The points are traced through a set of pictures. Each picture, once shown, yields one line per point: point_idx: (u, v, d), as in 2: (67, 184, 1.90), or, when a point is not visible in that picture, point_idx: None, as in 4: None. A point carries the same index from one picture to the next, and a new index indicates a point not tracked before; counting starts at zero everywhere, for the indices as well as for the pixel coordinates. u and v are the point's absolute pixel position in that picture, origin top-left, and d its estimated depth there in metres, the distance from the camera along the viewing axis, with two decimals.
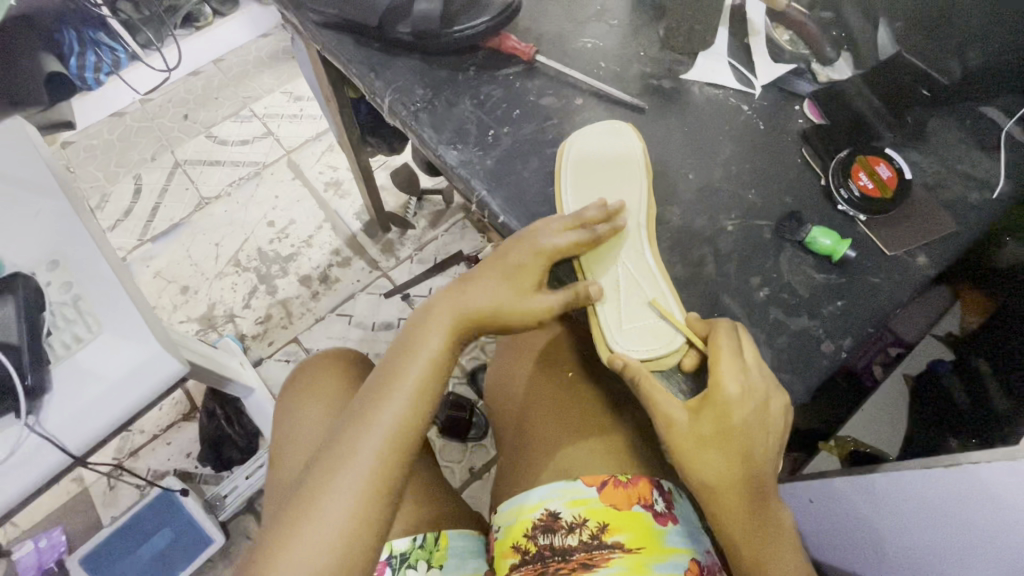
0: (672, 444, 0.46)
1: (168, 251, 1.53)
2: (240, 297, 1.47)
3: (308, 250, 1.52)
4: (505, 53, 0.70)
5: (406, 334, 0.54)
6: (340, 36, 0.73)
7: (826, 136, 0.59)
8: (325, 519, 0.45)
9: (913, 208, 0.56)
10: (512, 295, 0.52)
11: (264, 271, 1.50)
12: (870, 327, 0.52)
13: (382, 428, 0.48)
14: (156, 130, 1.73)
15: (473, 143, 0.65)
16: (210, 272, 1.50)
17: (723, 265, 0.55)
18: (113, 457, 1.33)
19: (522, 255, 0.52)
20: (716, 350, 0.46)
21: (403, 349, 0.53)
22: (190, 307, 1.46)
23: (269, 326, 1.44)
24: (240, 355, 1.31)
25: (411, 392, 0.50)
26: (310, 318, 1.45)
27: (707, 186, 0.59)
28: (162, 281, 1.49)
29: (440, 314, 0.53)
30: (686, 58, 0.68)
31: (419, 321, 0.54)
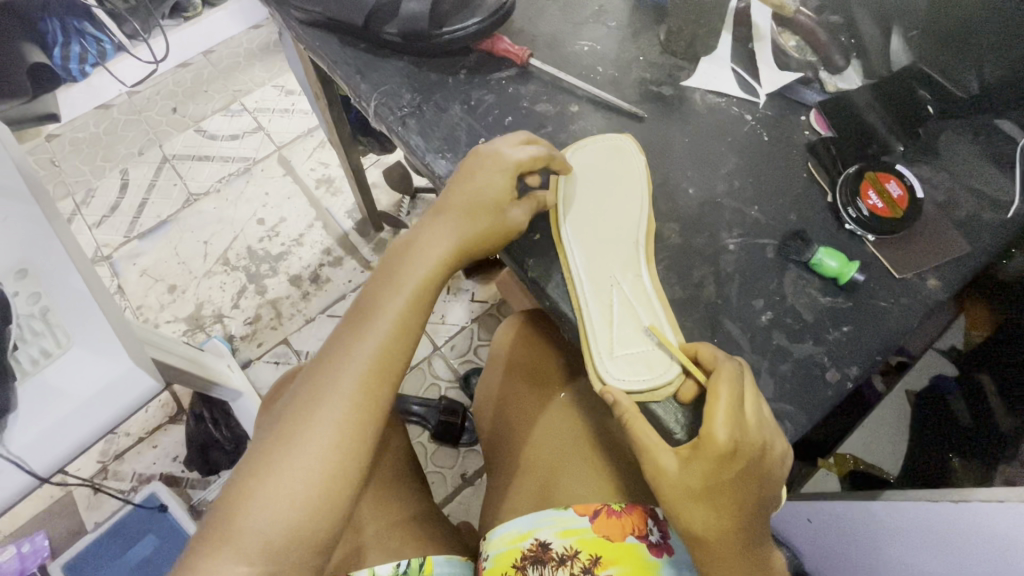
0: (660, 492, 0.44)
1: (155, 249, 1.49)
2: (229, 297, 1.44)
3: (299, 249, 1.49)
4: (498, 56, 0.67)
5: (380, 271, 0.53)
6: (326, 35, 0.69)
7: (833, 149, 0.57)
8: (305, 450, 0.44)
9: (924, 227, 0.53)
10: (486, 219, 0.52)
11: (253, 270, 1.47)
12: (879, 354, 0.49)
13: (363, 358, 0.48)
14: (144, 124, 1.69)
15: (463, 151, 0.62)
16: (198, 270, 1.47)
17: (725, 287, 0.52)
18: (98, 461, 1.30)
19: (489, 176, 0.53)
20: (713, 395, 0.42)
21: (378, 285, 0.52)
22: (177, 306, 1.43)
23: (258, 328, 1.40)
24: (228, 357, 1.28)
25: (390, 322, 0.50)
26: (300, 318, 1.41)
27: (708, 201, 0.56)
28: (149, 279, 1.46)
29: (414, 250, 0.53)
30: (688, 63, 0.65)
31: (391, 259, 0.54)
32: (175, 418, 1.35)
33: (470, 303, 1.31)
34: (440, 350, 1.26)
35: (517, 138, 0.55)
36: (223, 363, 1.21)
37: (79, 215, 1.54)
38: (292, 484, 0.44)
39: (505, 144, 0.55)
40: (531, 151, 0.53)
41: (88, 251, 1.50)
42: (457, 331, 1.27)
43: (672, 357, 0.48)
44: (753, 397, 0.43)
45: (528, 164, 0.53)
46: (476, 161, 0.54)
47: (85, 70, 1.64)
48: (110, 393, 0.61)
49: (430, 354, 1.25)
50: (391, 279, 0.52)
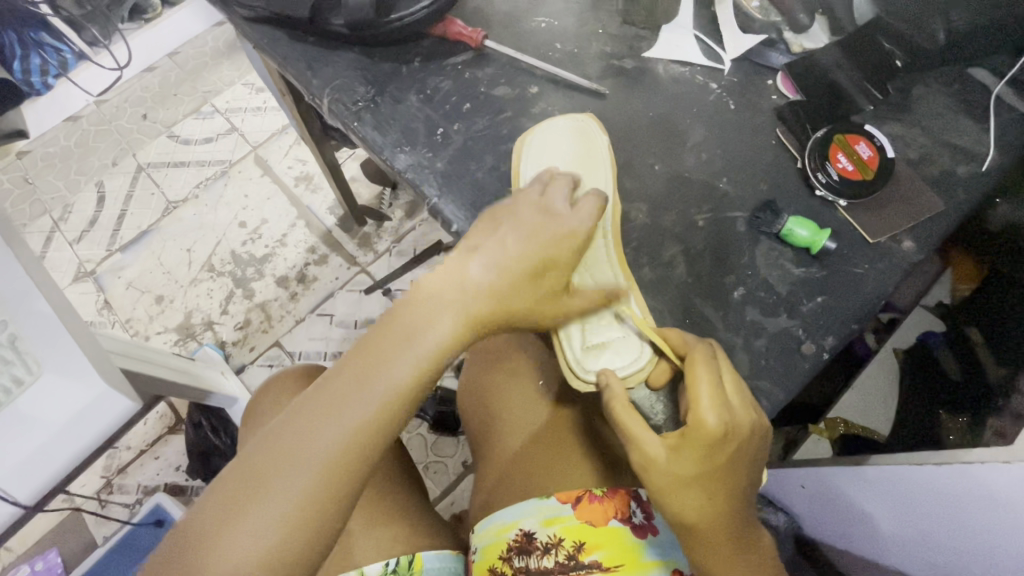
0: (651, 484, 0.42)
1: (139, 261, 1.47)
2: (217, 303, 1.42)
3: (283, 250, 1.47)
4: (452, 40, 0.64)
5: (393, 313, 0.42)
6: (273, 31, 0.67)
7: (802, 112, 0.55)
8: (273, 504, 0.37)
9: (896, 187, 0.52)
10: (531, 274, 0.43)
11: (239, 275, 1.45)
12: (856, 323, 0.48)
13: (355, 414, 0.39)
14: (115, 133, 1.65)
15: (422, 143, 0.60)
16: (183, 279, 1.45)
17: (698, 264, 0.51)
18: (102, 476, 1.30)
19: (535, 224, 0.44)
20: (693, 383, 0.41)
21: (388, 332, 0.41)
22: (166, 316, 1.41)
23: (249, 332, 1.40)
24: (220, 364, 1.27)
25: (396, 386, 0.40)
26: (290, 320, 1.40)
27: (675, 176, 0.55)
28: (135, 291, 1.44)
29: (442, 306, 0.42)
30: (649, 33, 0.62)
31: (409, 302, 0.42)
32: (176, 427, 1.35)
33: None
34: None
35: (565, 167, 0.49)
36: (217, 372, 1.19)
37: (58, 230, 1.52)
38: (250, 546, 0.36)
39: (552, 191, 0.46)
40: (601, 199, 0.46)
41: (71, 268, 1.48)
42: None
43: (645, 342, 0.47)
44: (731, 377, 0.43)
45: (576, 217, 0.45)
46: (532, 197, 0.46)
47: (47, 83, 1.61)
48: (84, 418, 0.60)
49: None
50: (406, 331, 0.41)
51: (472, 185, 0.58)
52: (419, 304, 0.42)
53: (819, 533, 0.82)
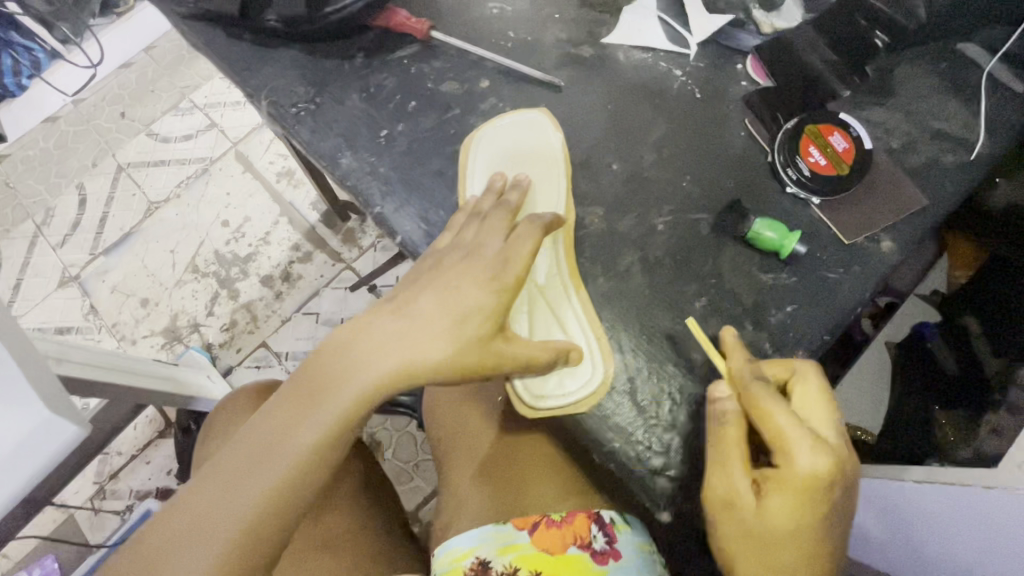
0: (744, 534, 0.36)
1: (123, 263, 1.36)
2: (202, 304, 1.32)
3: (267, 248, 1.36)
4: (396, 32, 0.59)
5: (301, 369, 0.37)
6: (208, 29, 0.62)
7: (772, 100, 0.50)
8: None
9: (874, 182, 0.47)
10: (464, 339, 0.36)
11: (223, 275, 1.35)
12: (829, 334, 0.44)
13: (263, 492, 0.34)
14: (94, 133, 1.51)
15: (364, 147, 0.56)
16: (167, 280, 1.34)
17: (656, 273, 0.47)
18: (95, 483, 1.20)
19: (472, 280, 0.37)
20: (771, 417, 0.36)
21: (297, 389, 0.36)
22: (154, 318, 1.32)
23: (235, 333, 1.30)
24: (206, 368, 1.15)
25: (301, 452, 0.35)
26: (276, 319, 1.31)
27: (634, 175, 0.51)
28: (120, 295, 1.34)
29: (351, 360, 0.36)
30: (609, 16, 0.57)
31: (318, 357, 0.37)
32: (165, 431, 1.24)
33: None
34: None
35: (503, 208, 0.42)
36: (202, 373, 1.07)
37: (41, 233, 1.41)
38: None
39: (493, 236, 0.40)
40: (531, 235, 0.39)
41: (50, 272, 1.39)
42: None
43: (600, 361, 0.43)
44: (815, 411, 0.38)
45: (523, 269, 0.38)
46: (462, 239, 0.41)
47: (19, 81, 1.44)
48: None
49: None
50: (313, 390, 0.36)
51: (418, 190, 0.54)
52: (328, 357, 0.36)
53: None
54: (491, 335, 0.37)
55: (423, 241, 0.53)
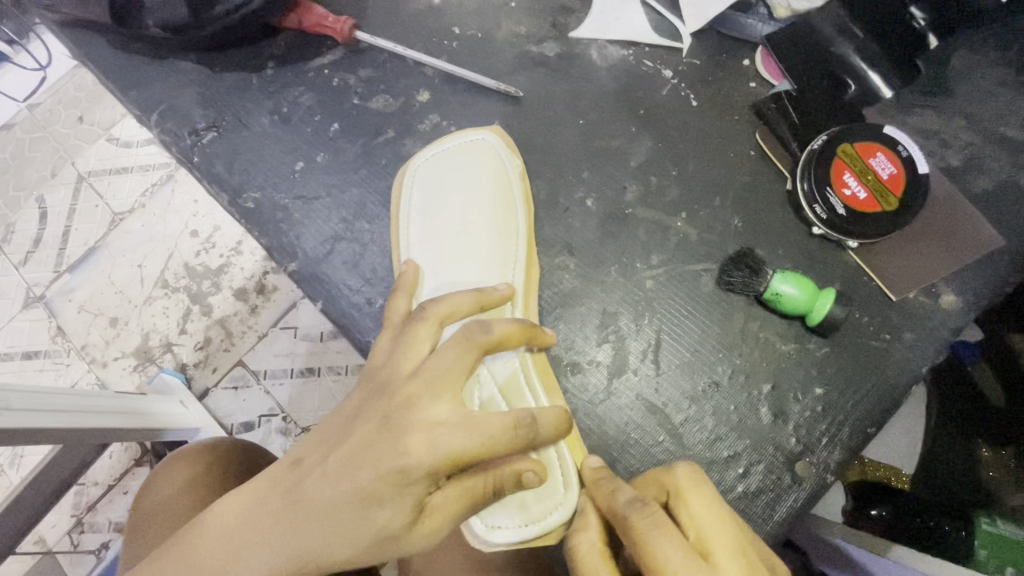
0: None
1: (86, 280, 0.72)
2: (173, 325, 0.70)
3: (238, 257, 0.72)
4: (314, 34, 0.47)
5: (174, 545, 0.27)
6: (88, 39, 0.50)
7: (792, 107, 0.38)
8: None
9: (930, 217, 0.36)
10: (367, 535, 0.25)
11: (192, 293, 0.71)
12: (872, 423, 0.34)
13: None
14: (42, 131, 0.79)
15: (276, 184, 0.44)
16: (133, 298, 0.71)
17: (645, 349, 0.37)
18: (62, 523, 0.61)
19: (390, 449, 0.25)
20: (647, 547, 0.23)
21: (163, 574, 0.27)
22: (121, 346, 0.69)
23: (211, 357, 0.68)
24: (181, 393, 0.62)
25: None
26: (252, 337, 0.68)
27: (614, 212, 0.39)
28: (84, 318, 0.71)
29: (233, 545, 0.26)
30: (577, 2, 0.45)
31: (200, 531, 0.27)
32: (146, 461, 0.63)
33: None
34: None
35: (466, 345, 0.27)
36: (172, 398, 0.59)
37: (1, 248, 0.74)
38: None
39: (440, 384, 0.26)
40: (493, 424, 0.26)
41: None
42: None
43: (573, 481, 0.32)
44: (717, 538, 0.24)
45: (471, 449, 0.25)
46: (392, 383, 0.27)
47: None
48: None
49: None
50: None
51: (346, 239, 0.43)
52: (210, 532, 0.27)
53: None
54: (407, 528, 0.26)
55: (351, 304, 0.42)
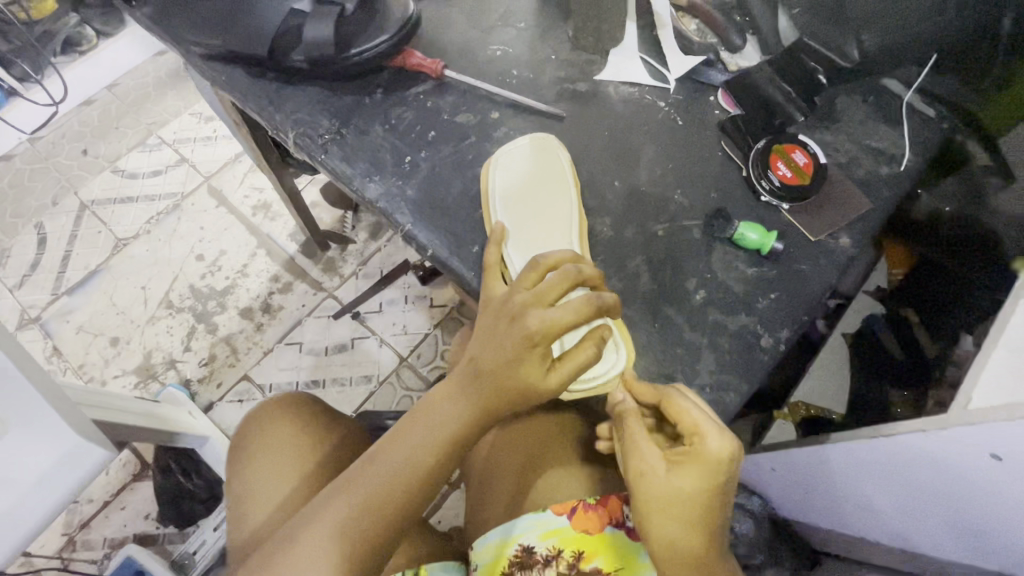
0: (642, 496, 0.44)
1: (88, 302, 1.38)
2: (178, 340, 1.34)
3: (244, 280, 1.39)
4: (412, 70, 0.66)
5: (411, 412, 0.50)
6: (232, 68, 0.67)
7: (742, 125, 0.60)
8: (304, 557, 0.45)
9: (829, 191, 0.57)
10: (518, 380, 0.46)
11: (199, 309, 1.37)
12: (807, 314, 0.53)
13: (374, 498, 0.47)
14: (54, 170, 1.55)
15: (390, 172, 0.61)
16: (140, 318, 1.36)
17: (662, 275, 0.55)
18: (63, 533, 1.22)
19: (520, 329, 0.45)
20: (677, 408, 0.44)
21: (408, 428, 0.49)
22: (124, 359, 1.32)
23: (214, 369, 1.31)
24: (188, 405, 1.20)
25: (404, 475, 0.47)
26: (257, 352, 1.32)
27: (634, 190, 0.59)
28: (86, 335, 1.35)
29: (445, 402, 0.49)
30: (598, 57, 0.66)
31: (424, 403, 0.50)
32: (142, 474, 1.28)
33: (430, 309, 1.35)
34: (407, 360, 1.30)
35: (567, 275, 0.47)
36: (183, 410, 1.14)
37: (60, 288, 1.40)
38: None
39: (541, 291, 0.46)
40: (578, 304, 0.45)
41: (13, 314, 1.38)
42: (422, 340, 1.31)
43: (621, 346, 0.51)
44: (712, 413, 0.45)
45: (562, 319, 0.45)
46: (516, 299, 0.47)
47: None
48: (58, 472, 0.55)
49: (397, 366, 1.30)
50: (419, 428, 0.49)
51: (444, 209, 0.60)
52: (429, 401, 0.50)
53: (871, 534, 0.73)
54: (542, 374, 0.46)
55: (452, 253, 0.58)
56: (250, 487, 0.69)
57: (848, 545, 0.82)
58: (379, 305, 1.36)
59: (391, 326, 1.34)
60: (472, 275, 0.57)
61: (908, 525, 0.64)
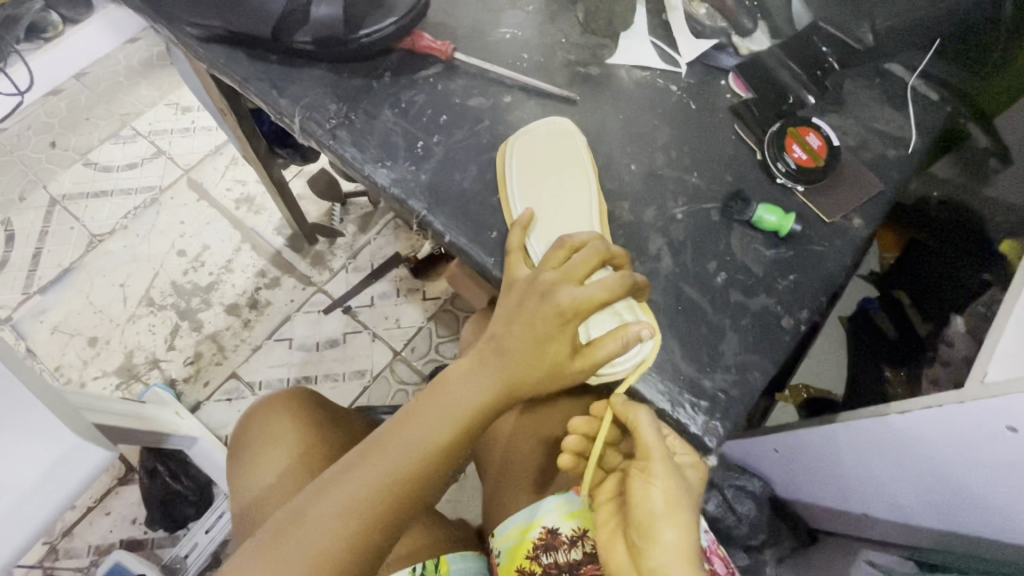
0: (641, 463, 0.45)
1: (63, 301, 1.32)
2: (161, 339, 1.29)
3: (230, 276, 1.35)
4: (420, 53, 0.65)
5: (434, 384, 0.50)
6: (231, 50, 0.64)
7: (754, 109, 0.60)
8: (318, 520, 0.44)
9: (841, 174, 0.58)
10: (548, 358, 0.48)
11: (183, 306, 1.32)
12: (824, 294, 0.54)
13: (392, 465, 0.46)
14: (20, 163, 1.48)
15: (403, 158, 0.60)
16: (120, 317, 1.31)
17: (683, 258, 0.55)
18: (44, 542, 1.17)
19: (550, 309, 0.47)
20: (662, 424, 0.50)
21: (431, 400, 0.48)
22: (103, 359, 1.27)
23: (201, 367, 1.27)
24: (174, 404, 1.14)
25: (425, 444, 0.46)
26: (246, 349, 1.29)
27: (651, 173, 0.59)
28: (62, 336, 1.29)
29: (470, 374, 0.49)
30: (609, 40, 0.66)
31: (448, 375, 0.50)
32: (127, 477, 1.23)
33: (424, 302, 1.33)
34: (402, 355, 1.28)
35: (595, 252, 0.49)
36: (171, 412, 1.09)
37: (33, 289, 1.33)
38: (292, 555, 0.43)
39: (572, 273, 0.48)
40: (609, 282, 0.47)
41: None
42: (416, 332, 1.29)
43: (645, 325, 0.52)
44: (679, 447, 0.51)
45: (591, 298, 0.47)
46: (544, 278, 0.49)
47: None
48: (59, 472, 0.57)
49: (392, 360, 1.28)
50: (442, 400, 0.48)
51: (461, 194, 0.58)
52: (454, 372, 0.50)
53: (872, 509, 0.76)
54: (569, 354, 0.48)
55: (470, 239, 0.57)
56: (255, 485, 0.66)
57: (847, 522, 0.84)
58: (371, 299, 1.33)
59: (384, 320, 1.31)
60: (491, 260, 0.56)
61: (910, 495, 0.66)
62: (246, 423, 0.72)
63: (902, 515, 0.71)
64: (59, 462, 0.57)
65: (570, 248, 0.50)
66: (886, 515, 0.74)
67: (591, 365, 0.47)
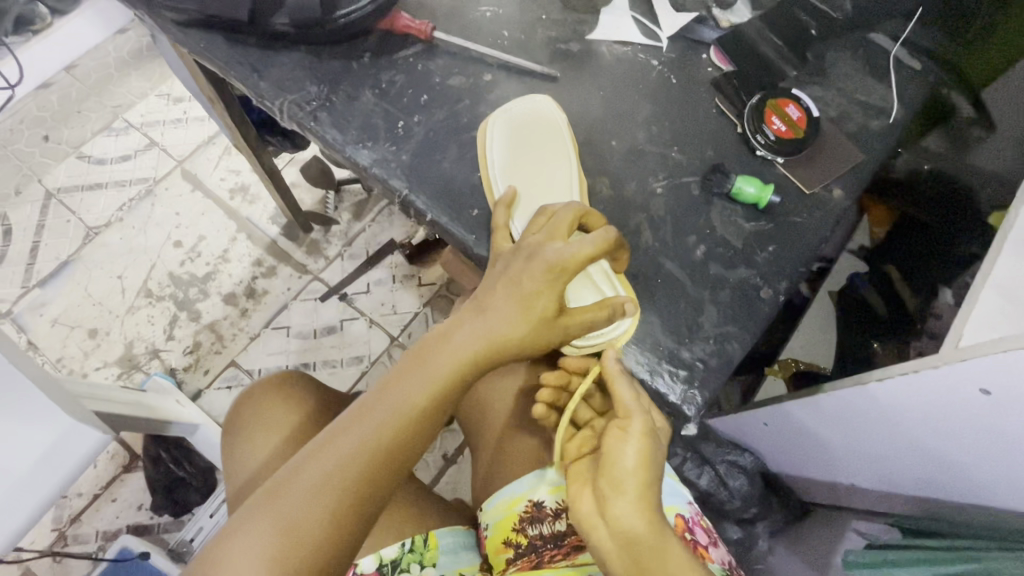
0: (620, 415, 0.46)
1: (63, 294, 1.33)
2: (161, 329, 1.30)
3: (226, 266, 1.35)
4: (399, 33, 0.64)
5: (417, 350, 0.50)
6: (210, 35, 0.64)
7: (735, 82, 0.60)
8: (306, 483, 0.44)
9: (823, 145, 0.58)
10: (535, 317, 0.48)
11: (181, 296, 1.33)
12: (804, 266, 0.54)
13: (377, 428, 0.46)
14: (15, 158, 1.48)
15: (384, 139, 0.60)
16: (119, 308, 1.32)
17: (663, 232, 0.55)
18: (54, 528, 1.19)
19: (534, 270, 0.48)
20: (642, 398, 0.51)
21: (414, 364, 0.48)
22: (104, 350, 1.28)
23: (200, 355, 1.28)
24: (174, 393, 1.16)
25: (402, 410, 0.47)
26: (244, 337, 1.30)
27: (632, 149, 0.59)
28: (63, 328, 1.30)
29: (451, 337, 0.49)
30: (590, 16, 0.65)
31: (429, 339, 0.50)
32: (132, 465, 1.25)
33: (419, 287, 1.33)
34: (398, 340, 1.29)
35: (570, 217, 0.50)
36: (171, 399, 1.10)
37: (32, 282, 1.34)
38: (267, 525, 0.43)
39: (553, 237, 0.49)
40: (591, 239, 0.48)
41: None
42: (413, 317, 1.30)
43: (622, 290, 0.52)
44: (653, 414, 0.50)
45: (575, 256, 0.47)
46: (528, 243, 0.49)
47: None
48: (53, 455, 0.58)
49: (389, 345, 1.29)
50: (424, 363, 0.48)
51: (442, 174, 0.59)
52: (436, 336, 0.50)
53: (861, 480, 0.76)
54: (556, 312, 0.48)
55: (451, 218, 0.57)
56: (251, 471, 0.67)
57: (835, 493, 0.86)
58: (367, 285, 1.34)
59: (380, 306, 1.32)
60: (471, 237, 0.57)
61: (896, 464, 0.67)
62: (235, 414, 0.73)
63: (887, 484, 0.72)
64: (55, 442, 0.58)
65: (550, 215, 0.51)
66: (874, 485, 0.74)
67: (578, 324, 0.49)
